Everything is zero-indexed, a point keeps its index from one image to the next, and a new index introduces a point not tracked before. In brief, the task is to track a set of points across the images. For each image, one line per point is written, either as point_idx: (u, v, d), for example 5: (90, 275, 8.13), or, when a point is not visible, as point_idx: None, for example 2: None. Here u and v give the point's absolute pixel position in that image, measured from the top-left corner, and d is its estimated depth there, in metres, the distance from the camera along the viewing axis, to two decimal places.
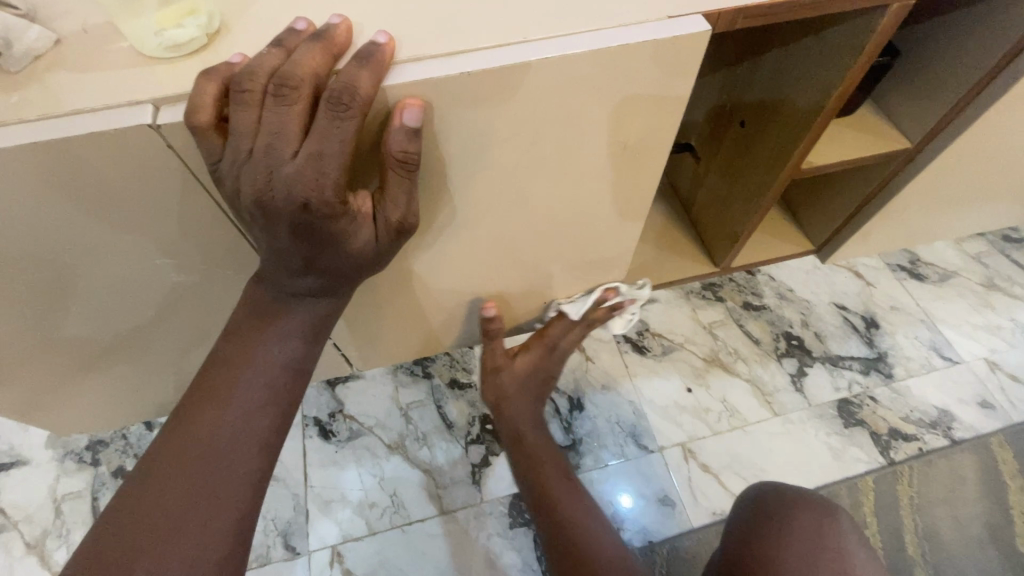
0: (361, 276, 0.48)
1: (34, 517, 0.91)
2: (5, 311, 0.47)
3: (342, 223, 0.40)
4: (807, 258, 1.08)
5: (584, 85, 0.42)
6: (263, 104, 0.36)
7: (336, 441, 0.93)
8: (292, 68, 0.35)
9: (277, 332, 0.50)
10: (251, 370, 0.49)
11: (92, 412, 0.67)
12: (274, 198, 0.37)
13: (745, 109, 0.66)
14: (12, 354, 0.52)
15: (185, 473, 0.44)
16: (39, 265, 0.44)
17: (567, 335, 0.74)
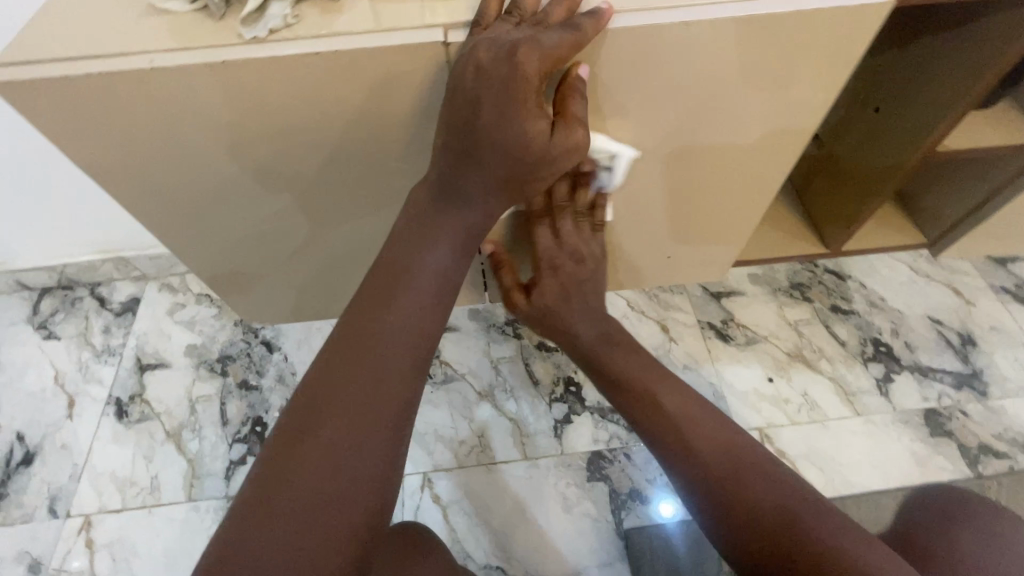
0: (523, 183, 0.50)
1: (173, 412, 1.05)
2: (227, 205, 0.57)
3: (532, 104, 0.45)
4: (902, 269, 1.08)
5: (759, 43, 0.47)
6: (522, 22, 0.44)
7: (431, 382, 1.02)
8: (555, 5, 0.44)
9: (436, 239, 0.51)
10: (410, 275, 0.49)
11: (258, 307, 0.80)
12: (496, 63, 0.42)
13: (882, 95, 0.71)
14: (220, 242, 0.63)
15: (350, 368, 0.44)
16: (266, 172, 0.53)
17: (557, 244, 0.67)
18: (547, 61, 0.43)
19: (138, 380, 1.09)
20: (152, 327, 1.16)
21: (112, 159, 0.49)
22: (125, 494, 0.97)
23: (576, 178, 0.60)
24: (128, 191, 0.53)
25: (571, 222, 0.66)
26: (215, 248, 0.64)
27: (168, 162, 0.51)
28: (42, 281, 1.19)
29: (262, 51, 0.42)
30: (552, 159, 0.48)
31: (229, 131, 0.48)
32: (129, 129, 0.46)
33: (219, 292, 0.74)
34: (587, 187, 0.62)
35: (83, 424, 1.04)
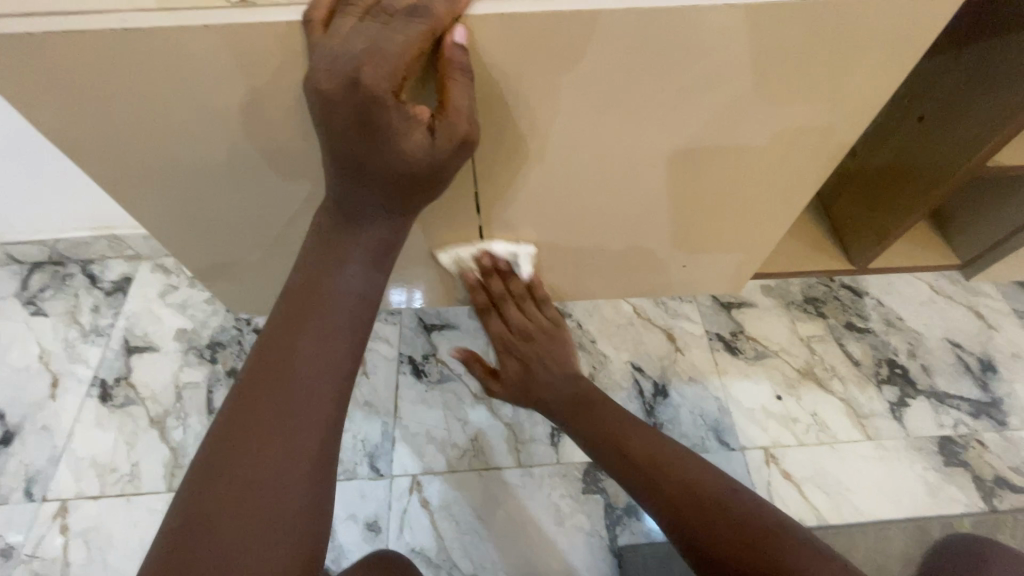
0: (417, 194, 0.45)
1: (159, 397, 1.02)
2: (211, 186, 0.53)
3: (394, 115, 0.38)
4: (923, 288, 1.03)
5: (810, 38, 0.41)
6: (365, 17, 0.37)
7: (427, 381, 0.98)
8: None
9: (347, 260, 0.47)
10: (322, 299, 0.46)
11: (246, 296, 0.76)
12: (333, 79, 0.36)
13: (930, 104, 0.66)
14: (205, 226, 0.59)
15: (270, 396, 0.43)
16: (251, 154, 0.49)
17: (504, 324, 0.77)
18: (402, 65, 0.36)
19: (124, 363, 1.06)
20: (142, 309, 1.13)
21: (88, 129, 0.45)
22: (104, 481, 0.93)
23: (498, 271, 0.69)
24: (106, 164, 0.49)
25: (520, 307, 0.76)
26: (201, 231, 0.60)
27: (145, 135, 0.47)
28: (33, 255, 1.16)
29: (246, 16, 0.37)
30: (441, 163, 0.42)
31: (212, 99, 0.43)
32: (105, 94, 0.42)
33: (208, 278, 0.71)
34: (510, 278, 0.71)
35: (65, 405, 1.01)
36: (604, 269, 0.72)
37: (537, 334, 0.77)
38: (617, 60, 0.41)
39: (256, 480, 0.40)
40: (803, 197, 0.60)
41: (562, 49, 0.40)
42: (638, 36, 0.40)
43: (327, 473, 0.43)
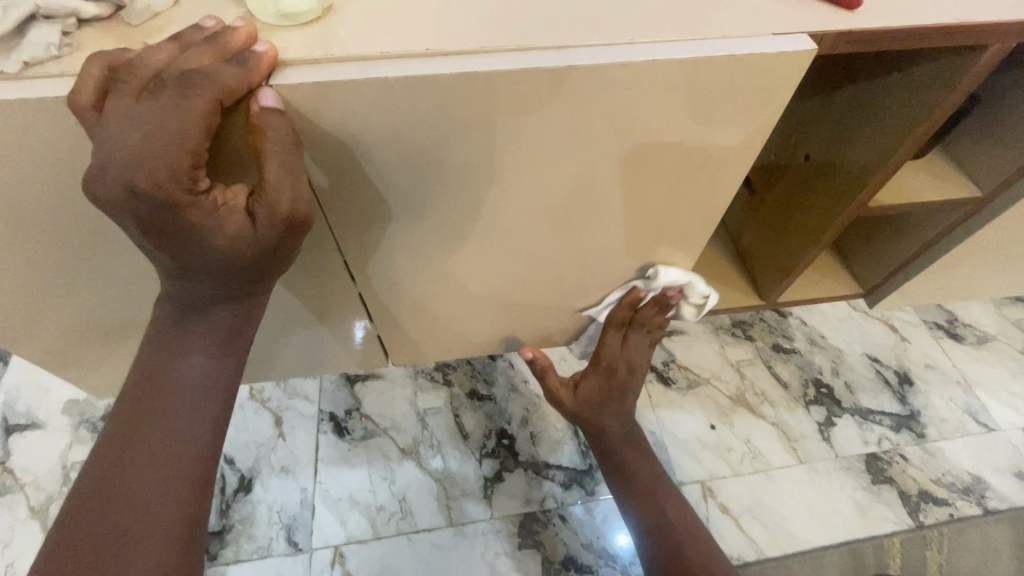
0: (258, 277, 0.41)
1: (41, 483, 0.90)
2: (51, 261, 0.47)
3: (195, 212, 0.34)
4: (841, 306, 1.06)
5: (677, 94, 0.41)
6: (141, 92, 0.33)
7: (349, 438, 0.92)
8: (417, 43, 0.37)
9: (189, 348, 0.43)
10: (163, 397, 0.41)
11: (122, 374, 0.68)
12: (107, 180, 0.33)
13: (812, 144, 0.68)
14: (53, 303, 0.52)
15: (101, 521, 0.37)
16: (89, 225, 0.44)
17: (623, 346, 0.69)
18: (183, 155, 0.32)
19: (1, 445, 0.94)
20: (24, 381, 1.01)
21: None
22: None
23: (661, 303, 0.64)
24: None
25: (632, 334, 0.69)
26: (50, 311, 0.53)
27: None
28: None
29: (33, 94, 0.35)
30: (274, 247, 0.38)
31: (17, 165, 0.38)
32: None
33: (74, 363, 0.62)
34: (659, 311, 0.66)
35: None
36: (519, 320, 0.69)
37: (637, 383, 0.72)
38: (472, 118, 0.39)
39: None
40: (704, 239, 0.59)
41: (408, 110, 0.37)
42: (487, 95, 0.37)
43: None
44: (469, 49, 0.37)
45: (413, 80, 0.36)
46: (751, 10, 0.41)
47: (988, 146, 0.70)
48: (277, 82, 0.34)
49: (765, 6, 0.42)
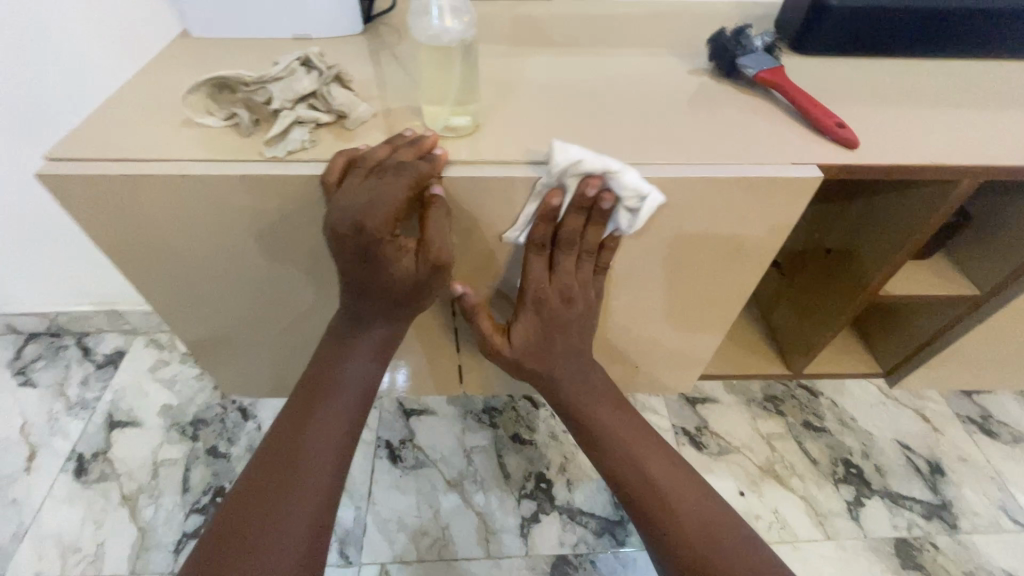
0: (412, 304, 0.56)
1: (134, 474, 1.02)
2: (234, 285, 0.61)
3: (388, 248, 0.49)
4: (872, 392, 1.11)
5: (720, 201, 0.53)
6: (368, 175, 0.47)
7: (402, 466, 1.01)
8: (524, 151, 0.51)
9: (352, 352, 0.60)
10: (332, 385, 0.60)
11: (242, 377, 0.81)
12: (338, 225, 0.47)
13: (831, 240, 0.79)
14: (219, 314, 0.66)
15: (280, 463, 0.55)
16: (272, 262, 0.58)
17: (554, 278, 0.57)
18: (391, 211, 0.46)
19: (105, 437, 1.08)
20: (131, 384, 1.17)
21: (124, 237, 0.54)
22: (66, 561, 0.92)
23: (587, 211, 0.52)
24: (143, 264, 0.57)
25: (559, 255, 0.56)
26: (216, 320, 0.67)
27: (178, 244, 0.55)
28: (31, 325, 1.23)
29: (274, 171, 0.48)
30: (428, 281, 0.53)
31: (233, 222, 0.52)
32: (150, 213, 0.51)
33: (214, 360, 0.76)
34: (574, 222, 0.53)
35: (39, 479, 1.02)
36: None
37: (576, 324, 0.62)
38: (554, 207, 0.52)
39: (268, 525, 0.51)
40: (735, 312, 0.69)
41: (513, 199, 0.51)
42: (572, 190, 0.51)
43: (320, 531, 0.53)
44: (562, 158, 0.51)
45: (522, 177, 0.49)
46: (780, 143, 0.54)
47: (988, 253, 0.79)
48: (447, 175, 0.49)
49: (790, 142, 0.54)
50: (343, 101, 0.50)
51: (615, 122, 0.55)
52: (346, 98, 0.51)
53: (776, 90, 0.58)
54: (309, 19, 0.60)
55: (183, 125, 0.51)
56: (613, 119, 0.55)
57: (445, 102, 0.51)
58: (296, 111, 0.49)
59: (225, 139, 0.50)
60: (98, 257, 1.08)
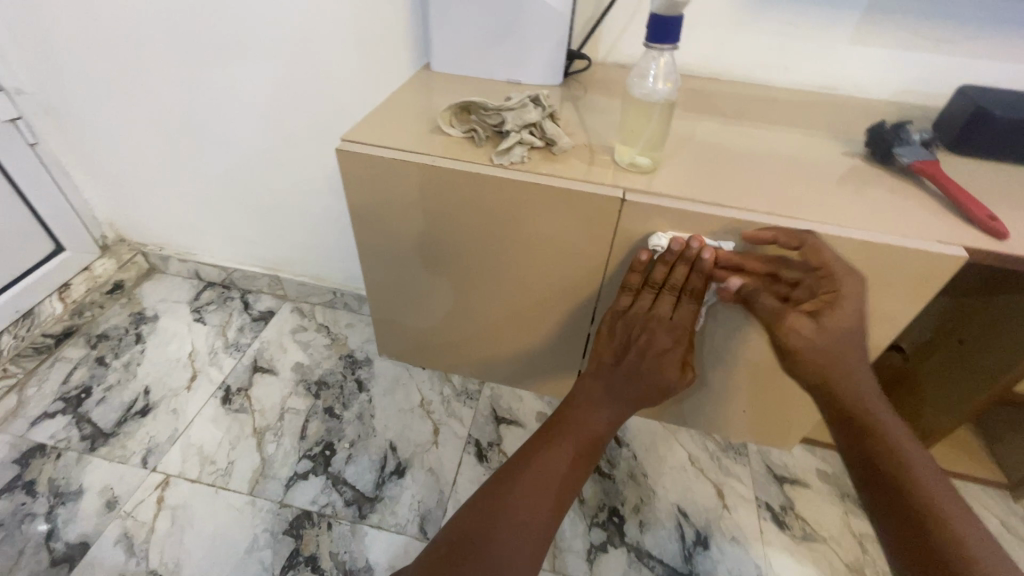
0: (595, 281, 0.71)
1: (266, 412, 1.20)
2: (424, 255, 0.77)
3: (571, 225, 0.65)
4: (992, 521, 1.01)
5: (859, 260, 0.59)
6: (567, 183, 0.61)
7: (486, 465, 1.09)
8: (690, 191, 0.61)
9: (602, 405, 0.71)
10: (569, 421, 0.70)
11: (395, 338, 0.97)
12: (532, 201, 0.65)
13: (968, 330, 0.81)
14: (401, 278, 0.82)
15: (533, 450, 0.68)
16: (458, 243, 0.73)
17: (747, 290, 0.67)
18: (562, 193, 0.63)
19: (249, 377, 1.27)
20: (274, 339, 1.37)
21: (364, 203, 0.71)
22: (203, 469, 1.09)
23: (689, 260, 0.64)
24: (371, 225, 0.75)
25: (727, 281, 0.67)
26: (398, 282, 0.84)
27: (399, 215, 0.72)
28: (213, 275, 1.50)
29: (492, 172, 0.62)
30: (657, 346, 0.72)
31: (447, 204, 0.67)
32: (392, 188, 0.68)
33: (381, 316, 0.93)
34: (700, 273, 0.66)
35: (194, 398, 1.22)
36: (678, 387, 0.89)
37: (852, 330, 0.62)
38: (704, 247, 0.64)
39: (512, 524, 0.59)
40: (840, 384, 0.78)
41: (675, 226, 0.62)
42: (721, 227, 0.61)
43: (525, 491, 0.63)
44: (725, 202, 0.60)
45: (690, 210, 0.59)
46: (928, 224, 0.59)
47: None
48: (626, 194, 0.60)
49: (938, 224, 0.59)
50: (553, 131, 0.63)
51: (770, 183, 0.64)
52: (556, 129, 0.64)
53: (929, 179, 0.63)
54: (520, 69, 0.76)
55: (428, 131, 0.68)
56: (769, 180, 0.64)
57: (637, 142, 0.62)
58: (522, 134, 0.63)
59: (458, 147, 0.65)
60: (282, 230, 1.32)
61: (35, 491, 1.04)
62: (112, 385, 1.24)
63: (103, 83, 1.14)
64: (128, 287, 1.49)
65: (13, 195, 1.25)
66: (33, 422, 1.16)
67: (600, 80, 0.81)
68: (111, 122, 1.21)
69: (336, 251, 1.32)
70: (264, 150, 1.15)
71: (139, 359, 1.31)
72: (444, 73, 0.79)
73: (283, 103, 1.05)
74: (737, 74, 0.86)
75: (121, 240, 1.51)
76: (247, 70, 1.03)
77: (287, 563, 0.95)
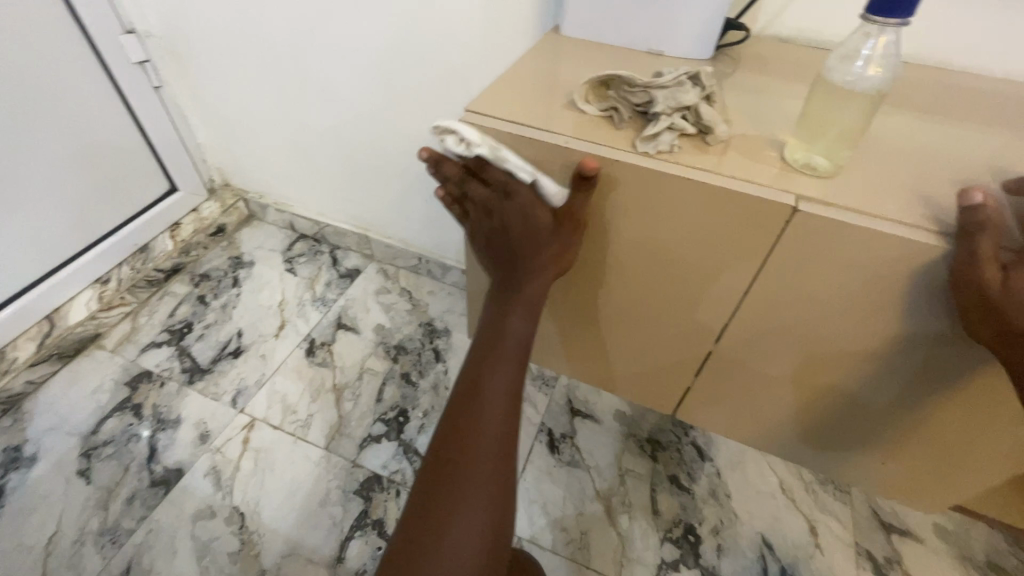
0: (478, 232, 0.66)
1: (348, 369, 1.22)
2: None
3: (471, 205, 0.65)
4: None
5: None
6: (726, 181, 0.53)
7: (557, 457, 1.04)
8: (871, 202, 0.51)
9: (514, 308, 0.65)
10: (504, 337, 0.65)
11: (488, 315, 0.94)
12: (449, 201, 0.67)
13: None
14: None
15: (465, 416, 0.60)
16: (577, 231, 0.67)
17: (489, 172, 0.61)
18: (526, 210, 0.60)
19: (333, 332, 1.30)
20: (360, 297, 1.39)
21: None
22: (286, 417, 1.13)
23: (441, 164, 0.63)
24: None
25: (483, 179, 0.62)
26: None
27: None
28: (307, 228, 1.53)
29: (635, 159, 0.55)
30: (507, 225, 0.62)
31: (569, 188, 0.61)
32: None
33: (475, 291, 0.89)
34: (448, 162, 0.63)
35: (282, 345, 1.27)
36: (791, 418, 0.79)
37: None
38: (856, 290, 0.56)
39: (474, 477, 0.55)
40: (989, 459, 0.68)
41: (843, 244, 0.52)
42: (902, 253, 0.51)
43: (474, 471, 0.56)
44: (920, 221, 0.50)
45: (872, 228, 0.50)
46: None
47: None
48: (798, 202, 0.51)
49: None
50: (712, 118, 0.55)
51: None
52: (715, 116, 0.55)
53: None
54: (667, 39, 0.66)
55: (560, 105, 0.61)
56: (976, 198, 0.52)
57: (814, 140, 0.53)
58: (674, 118, 0.55)
59: (596, 127, 0.59)
60: (376, 190, 1.31)
61: (141, 414, 1.13)
62: (210, 323, 1.32)
63: (226, 31, 1.15)
64: (229, 230, 1.55)
65: (138, 135, 1.32)
66: (143, 349, 1.26)
67: (757, 56, 0.69)
68: (228, 70, 1.24)
69: (426, 218, 1.30)
70: (367, 109, 1.13)
71: (234, 302, 1.37)
72: (577, 39, 0.72)
73: (392, 63, 1.02)
74: (924, 59, 0.72)
75: (227, 185, 1.58)
76: (360, 24, 0.99)
77: (356, 523, 0.98)
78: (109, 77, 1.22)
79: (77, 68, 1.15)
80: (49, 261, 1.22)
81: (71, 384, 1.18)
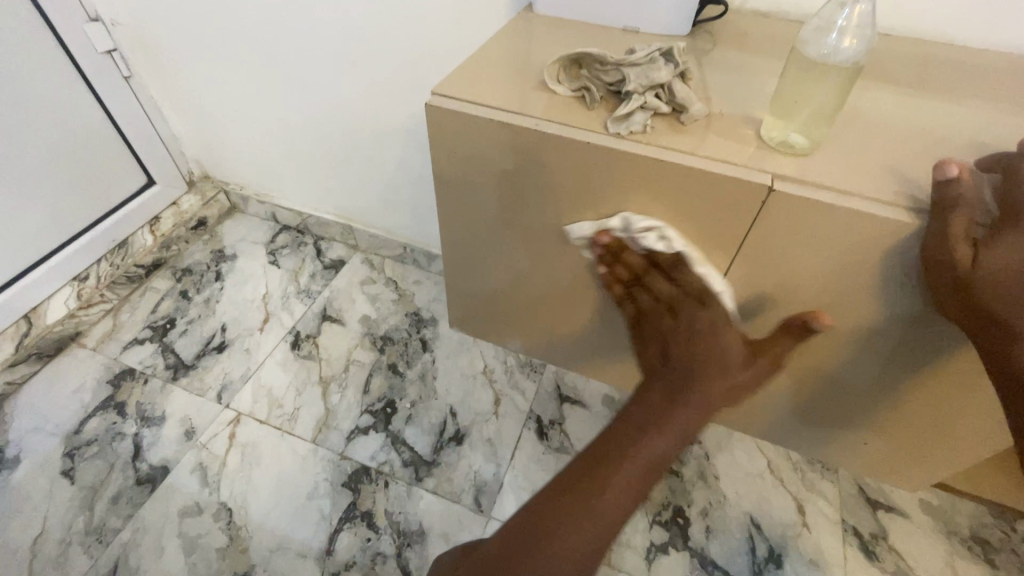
0: (644, 324, 0.63)
1: (334, 361, 1.21)
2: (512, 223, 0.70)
3: (645, 294, 0.62)
4: None
5: None
6: (700, 161, 0.52)
7: (546, 444, 1.05)
8: (848, 180, 0.50)
9: (660, 428, 0.56)
10: (633, 448, 0.56)
11: (470, 303, 0.93)
12: (614, 284, 0.65)
13: None
14: (483, 243, 0.77)
15: (561, 501, 0.56)
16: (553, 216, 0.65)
17: (682, 271, 0.60)
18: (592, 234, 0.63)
19: (318, 324, 1.29)
20: (345, 288, 1.37)
21: (453, 162, 0.65)
22: (272, 412, 1.12)
23: (620, 252, 0.62)
24: (456, 184, 0.68)
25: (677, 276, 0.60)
26: (479, 246, 0.78)
27: (488, 178, 0.65)
28: (289, 219, 1.50)
29: (608, 141, 0.54)
30: (685, 329, 0.58)
31: (544, 172, 0.60)
32: (486, 149, 0.61)
33: (456, 279, 0.88)
34: (632, 252, 0.61)
35: (267, 339, 1.25)
36: (775, 399, 0.78)
37: None
38: (836, 270, 0.55)
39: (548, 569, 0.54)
40: (969, 436, 0.68)
41: (821, 224, 0.51)
42: (879, 232, 0.50)
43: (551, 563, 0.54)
44: (896, 197, 0.49)
45: (848, 206, 0.49)
46: None
47: None
48: (773, 181, 0.50)
49: None
50: (685, 96, 0.53)
51: None
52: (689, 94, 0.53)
53: None
54: (643, 15, 0.64)
55: (531, 86, 0.59)
56: None
57: (790, 117, 0.52)
58: (647, 97, 0.53)
59: (568, 108, 0.57)
60: (358, 179, 1.28)
61: (125, 412, 1.11)
62: (193, 319, 1.30)
63: (195, 17, 1.11)
64: (211, 224, 1.52)
65: (110, 127, 1.29)
66: (125, 346, 1.24)
67: (735, 31, 0.67)
68: (200, 58, 1.20)
69: (410, 206, 1.28)
70: (344, 96, 1.10)
71: (217, 296, 1.35)
72: (551, 17, 0.69)
73: (368, 48, 0.99)
74: (907, 31, 0.70)
75: (206, 177, 1.55)
76: (332, 7, 0.96)
77: (344, 515, 0.97)
78: (77, 69, 1.18)
79: (42, 59, 1.11)
80: (23, 259, 1.20)
81: (52, 384, 1.17)
